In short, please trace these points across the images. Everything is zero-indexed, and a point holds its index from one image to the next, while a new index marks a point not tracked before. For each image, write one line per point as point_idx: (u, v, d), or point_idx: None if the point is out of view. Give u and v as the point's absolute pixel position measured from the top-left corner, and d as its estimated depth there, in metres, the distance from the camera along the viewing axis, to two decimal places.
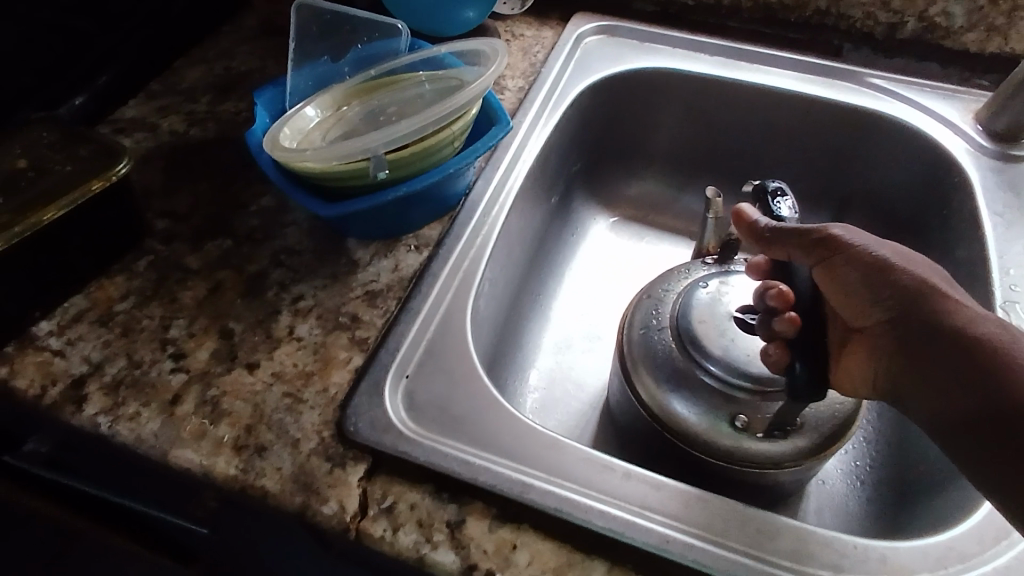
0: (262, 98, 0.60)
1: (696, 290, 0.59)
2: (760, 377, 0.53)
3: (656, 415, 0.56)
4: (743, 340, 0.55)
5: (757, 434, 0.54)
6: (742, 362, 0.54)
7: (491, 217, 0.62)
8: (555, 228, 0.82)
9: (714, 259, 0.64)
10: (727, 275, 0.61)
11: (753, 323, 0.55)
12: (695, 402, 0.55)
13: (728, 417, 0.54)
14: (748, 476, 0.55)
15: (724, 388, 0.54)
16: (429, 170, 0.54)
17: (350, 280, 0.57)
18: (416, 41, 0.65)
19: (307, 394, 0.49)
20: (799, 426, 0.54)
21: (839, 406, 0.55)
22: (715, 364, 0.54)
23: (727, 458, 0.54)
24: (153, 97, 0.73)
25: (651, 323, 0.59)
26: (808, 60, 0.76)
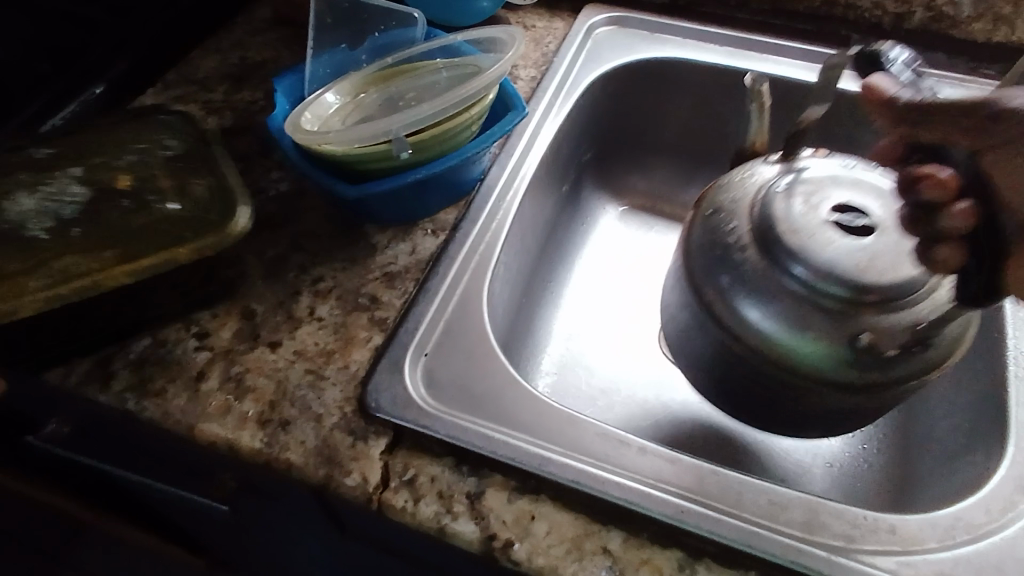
0: (282, 84, 0.61)
1: (777, 199, 0.49)
2: (876, 285, 0.44)
3: (744, 345, 0.47)
4: (845, 245, 0.46)
5: (888, 353, 0.43)
6: (848, 270, 0.45)
7: (506, 203, 0.63)
8: (566, 217, 0.83)
9: (778, 155, 0.53)
10: (800, 172, 0.51)
11: (851, 224, 0.47)
12: (802, 326, 0.45)
13: (848, 341, 0.44)
14: (859, 412, 0.47)
15: (832, 303, 0.45)
16: (448, 154, 0.55)
17: (368, 263, 0.58)
18: (432, 30, 0.67)
19: (328, 371, 0.50)
20: (937, 340, 0.44)
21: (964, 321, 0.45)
22: (817, 272, 0.45)
23: (846, 390, 0.45)
24: (171, 86, 0.75)
25: (728, 243, 0.49)
26: (817, 50, 0.77)
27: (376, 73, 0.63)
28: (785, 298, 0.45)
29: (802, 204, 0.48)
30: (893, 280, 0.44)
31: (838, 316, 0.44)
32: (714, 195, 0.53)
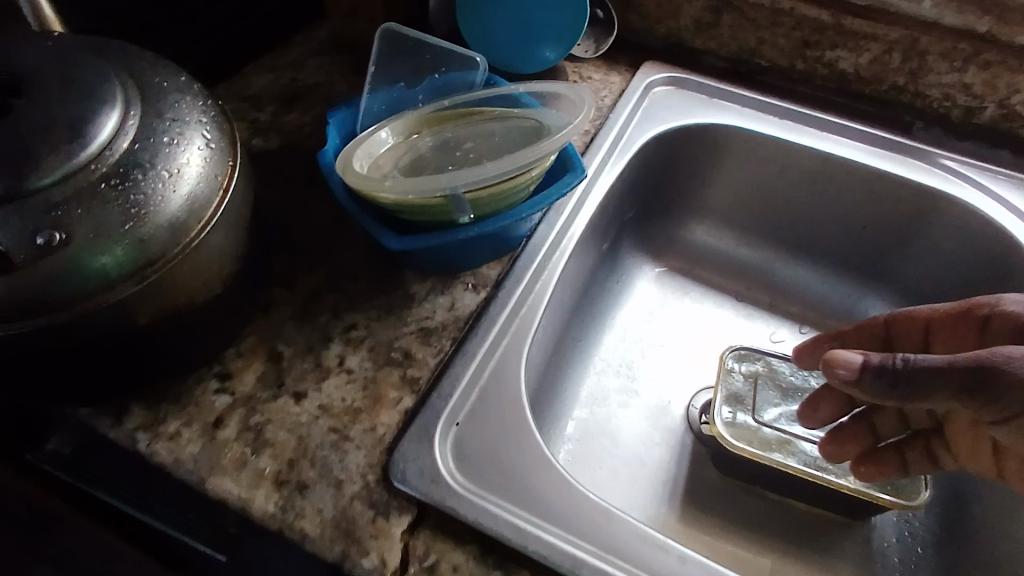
0: (335, 117, 0.59)
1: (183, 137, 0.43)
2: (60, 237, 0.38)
3: None
4: (112, 212, 0.40)
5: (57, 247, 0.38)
6: (101, 220, 0.39)
7: (551, 264, 0.60)
8: (601, 275, 0.81)
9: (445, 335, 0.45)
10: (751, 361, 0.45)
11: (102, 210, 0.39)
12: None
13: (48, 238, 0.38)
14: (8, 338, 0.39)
15: (97, 228, 0.39)
16: (502, 213, 0.51)
17: (405, 314, 0.55)
18: (492, 76, 0.64)
19: (353, 432, 0.47)
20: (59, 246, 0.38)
21: (130, 236, 0.40)
22: (115, 214, 0.40)
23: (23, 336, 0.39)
24: (217, 100, 0.73)
25: (135, 190, 0.40)
26: (876, 133, 0.75)
27: (430, 115, 0.61)
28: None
29: (158, 145, 0.42)
30: (178, 199, 0.42)
31: (6, 229, 0.38)
32: (163, 105, 0.44)
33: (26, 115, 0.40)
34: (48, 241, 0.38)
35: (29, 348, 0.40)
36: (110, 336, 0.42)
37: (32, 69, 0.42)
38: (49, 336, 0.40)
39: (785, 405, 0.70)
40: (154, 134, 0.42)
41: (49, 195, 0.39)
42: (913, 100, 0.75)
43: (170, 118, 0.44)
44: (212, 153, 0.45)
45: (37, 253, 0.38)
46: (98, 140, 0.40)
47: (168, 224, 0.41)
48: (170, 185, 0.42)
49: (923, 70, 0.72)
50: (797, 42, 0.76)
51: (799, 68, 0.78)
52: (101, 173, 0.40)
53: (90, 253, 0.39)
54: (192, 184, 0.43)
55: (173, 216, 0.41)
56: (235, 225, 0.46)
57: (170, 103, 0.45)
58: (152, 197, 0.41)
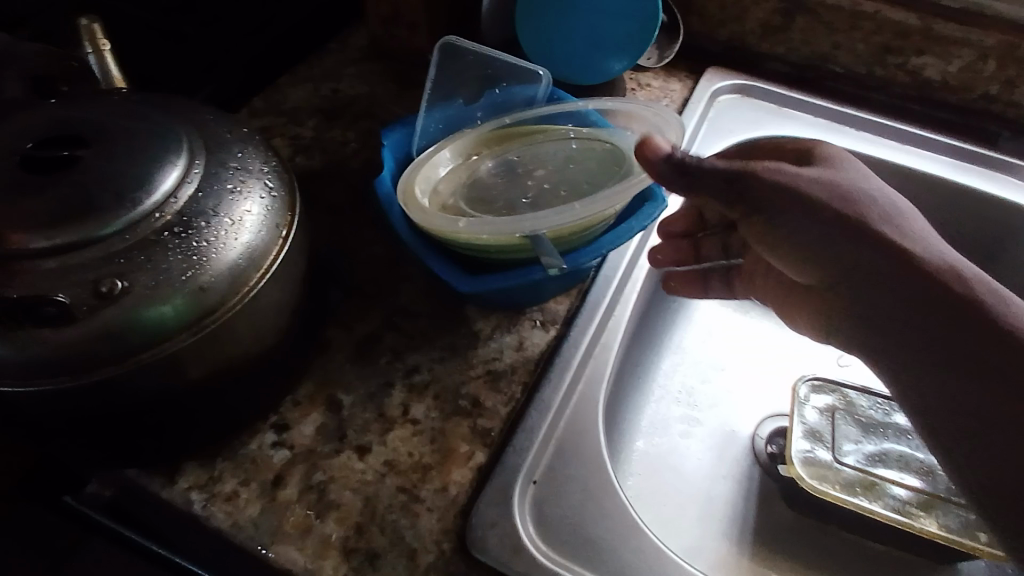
0: (389, 139, 0.55)
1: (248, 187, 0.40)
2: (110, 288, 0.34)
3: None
4: (169, 262, 0.35)
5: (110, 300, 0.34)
6: (156, 271, 0.35)
7: (625, 298, 0.56)
8: (661, 295, 0.76)
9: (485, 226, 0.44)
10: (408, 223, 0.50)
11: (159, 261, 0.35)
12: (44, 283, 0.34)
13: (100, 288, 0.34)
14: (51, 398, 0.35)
15: (152, 280, 0.35)
16: (581, 248, 0.47)
17: (470, 355, 0.51)
18: (555, 90, 0.60)
19: (424, 492, 0.43)
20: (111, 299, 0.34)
21: (186, 287, 0.36)
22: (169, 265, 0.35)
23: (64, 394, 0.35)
24: (256, 115, 0.69)
25: (195, 237, 0.36)
26: (962, 146, 0.70)
27: (487, 133, 0.57)
28: (41, 277, 0.34)
29: (221, 192, 0.38)
30: (240, 247, 0.38)
31: (65, 283, 0.34)
32: (229, 153, 0.41)
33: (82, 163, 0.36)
34: (108, 290, 0.34)
35: (86, 404, 0.36)
36: (162, 392, 0.37)
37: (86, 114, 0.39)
38: (102, 391, 0.35)
39: (865, 443, 0.66)
40: (217, 181, 0.39)
41: (110, 243, 0.35)
42: (1003, 110, 0.69)
43: (234, 167, 0.40)
44: (272, 201, 0.41)
45: (96, 304, 0.34)
46: (163, 188, 0.37)
47: (227, 274, 0.37)
48: (234, 234, 0.38)
49: (1021, 79, 0.66)
50: (877, 47, 0.70)
51: (878, 75, 0.72)
52: (161, 222, 0.36)
53: (147, 305, 0.34)
54: (253, 233, 0.38)
55: (232, 265, 0.37)
56: (292, 278, 0.42)
57: (233, 151, 0.41)
58: (212, 246, 0.37)
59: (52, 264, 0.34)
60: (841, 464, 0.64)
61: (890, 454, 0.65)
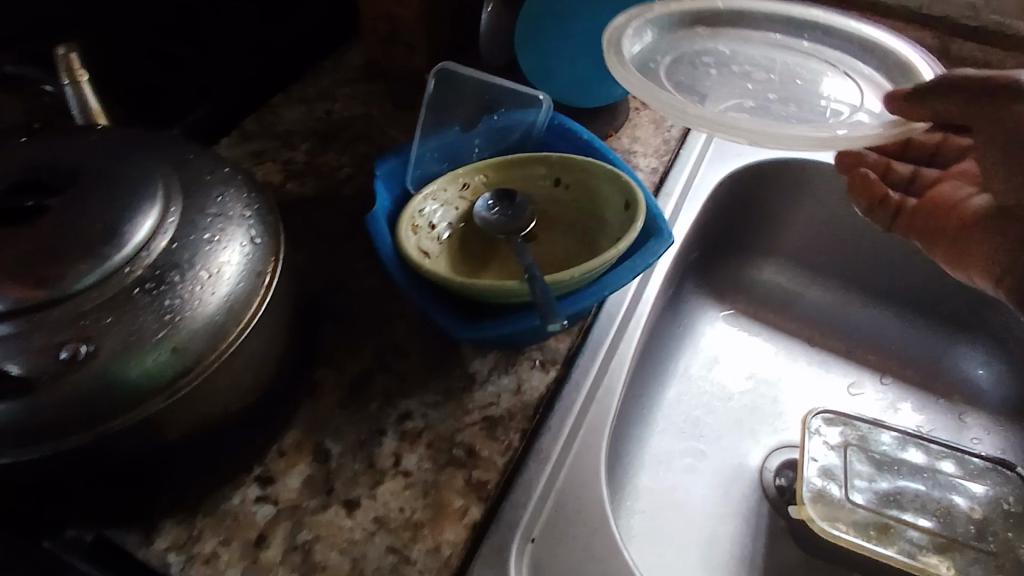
0: (382, 169, 0.52)
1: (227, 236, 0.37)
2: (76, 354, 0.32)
3: None
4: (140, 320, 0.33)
5: (76, 364, 0.32)
6: (127, 330, 0.33)
7: (627, 336, 0.53)
8: (666, 321, 0.74)
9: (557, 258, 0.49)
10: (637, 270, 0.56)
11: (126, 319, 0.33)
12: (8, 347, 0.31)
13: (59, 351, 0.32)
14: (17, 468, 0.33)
15: (120, 338, 0.32)
16: (581, 291, 0.45)
17: (465, 400, 0.48)
18: (557, 115, 0.57)
19: (415, 553, 0.41)
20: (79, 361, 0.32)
21: (160, 340, 0.33)
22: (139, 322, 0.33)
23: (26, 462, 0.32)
24: (247, 137, 0.66)
25: (168, 290, 0.34)
26: None
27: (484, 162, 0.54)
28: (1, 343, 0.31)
29: (200, 239, 0.36)
30: (218, 300, 0.35)
31: (25, 349, 0.31)
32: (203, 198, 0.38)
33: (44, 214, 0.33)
34: (73, 355, 0.32)
35: (56, 471, 0.34)
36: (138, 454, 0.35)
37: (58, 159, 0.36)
38: (72, 460, 0.33)
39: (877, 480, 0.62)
40: (193, 229, 0.36)
41: (77, 302, 0.32)
42: None
43: (212, 213, 0.38)
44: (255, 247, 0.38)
45: (60, 370, 0.31)
46: (133, 242, 0.34)
47: (204, 330, 0.34)
48: (210, 285, 0.35)
49: None
50: None
51: None
52: (133, 276, 0.34)
53: (118, 368, 0.32)
54: (232, 284, 0.36)
55: (209, 319, 0.35)
56: (275, 327, 0.39)
57: (213, 194, 0.39)
58: (188, 300, 0.34)
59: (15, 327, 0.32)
60: (851, 504, 0.60)
61: (904, 493, 0.61)
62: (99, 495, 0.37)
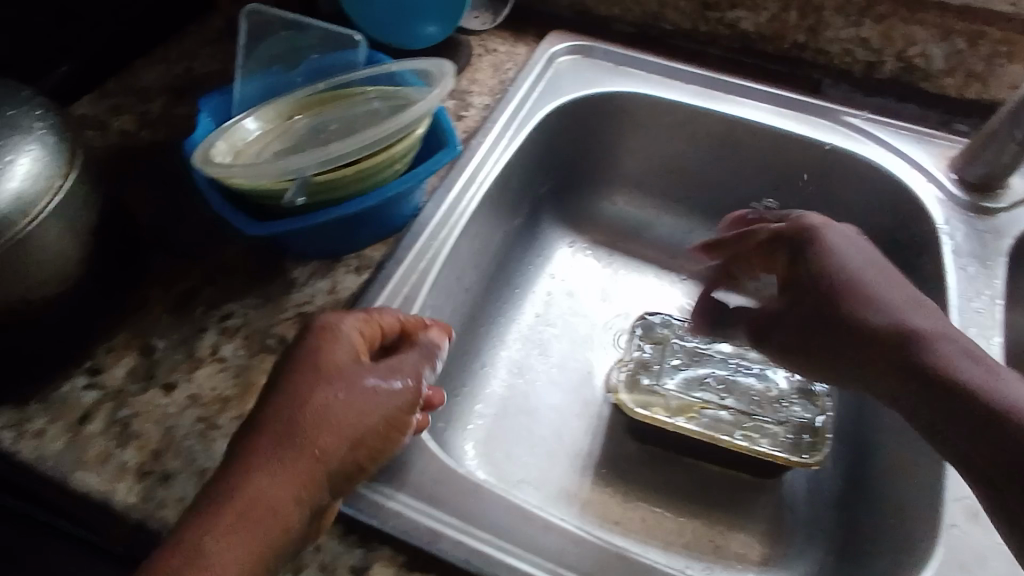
0: (207, 107, 0.58)
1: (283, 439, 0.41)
2: None
3: None
4: None
5: None
6: None
7: (439, 242, 0.60)
8: (517, 250, 0.81)
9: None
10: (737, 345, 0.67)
11: None
12: None
13: None
14: None
15: None
16: (368, 193, 0.52)
17: (283, 301, 0.55)
18: (375, 54, 0.63)
19: (221, 421, 0.47)
20: None
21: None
22: None
23: None
24: (107, 94, 0.71)
25: None
26: (778, 93, 0.75)
27: (306, 98, 0.60)
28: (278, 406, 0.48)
29: None
30: (5, 195, 0.40)
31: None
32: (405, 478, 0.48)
33: None
34: None
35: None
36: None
37: None
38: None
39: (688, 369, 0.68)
40: None
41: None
42: (814, 57, 0.74)
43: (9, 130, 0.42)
44: (46, 157, 0.43)
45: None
46: None
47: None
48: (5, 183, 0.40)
49: (822, 26, 0.71)
50: (697, 3, 0.75)
51: (703, 30, 0.77)
52: (56, 204, 0.43)
53: None
54: (22, 181, 0.41)
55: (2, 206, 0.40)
56: (70, 227, 0.44)
57: (6, 111, 0.43)
58: None
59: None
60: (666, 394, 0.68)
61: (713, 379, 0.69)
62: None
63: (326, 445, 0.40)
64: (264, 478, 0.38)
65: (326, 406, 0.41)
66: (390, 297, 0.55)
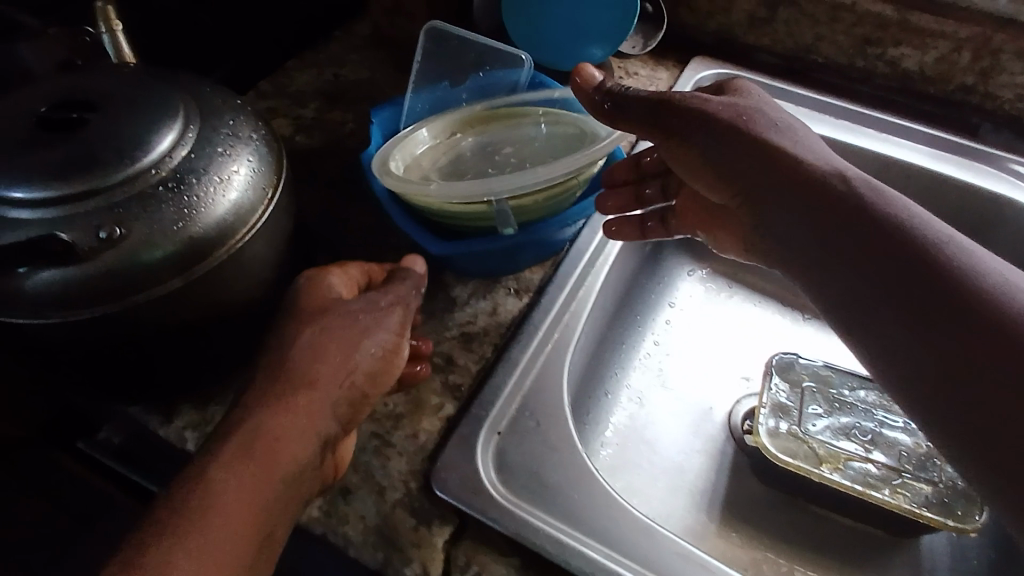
0: (378, 117, 0.59)
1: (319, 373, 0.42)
2: None
3: None
4: None
5: (182, 204, 0.39)
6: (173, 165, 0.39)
7: (597, 269, 0.59)
8: (643, 277, 0.80)
9: None
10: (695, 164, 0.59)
11: None
12: (44, 196, 0.37)
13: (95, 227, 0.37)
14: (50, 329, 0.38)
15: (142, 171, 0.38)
16: (547, 220, 0.51)
17: (447, 319, 0.54)
18: (537, 75, 0.62)
19: (395, 438, 0.47)
20: None
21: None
22: None
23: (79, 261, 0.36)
24: (263, 97, 0.73)
25: None
26: (939, 135, 0.72)
27: (473, 115, 0.60)
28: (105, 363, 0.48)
29: None
30: (228, 203, 0.41)
31: (70, 227, 0.37)
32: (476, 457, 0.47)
33: (110, 136, 0.39)
34: (110, 235, 0.37)
35: (63, 341, 0.39)
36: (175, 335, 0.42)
37: (111, 91, 0.42)
38: (106, 330, 0.39)
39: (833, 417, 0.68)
40: (209, 146, 0.41)
41: (115, 194, 0.38)
42: (981, 101, 0.71)
43: (224, 133, 0.43)
44: (261, 167, 0.43)
45: (97, 248, 0.37)
46: (158, 149, 0.39)
47: (216, 223, 0.40)
48: (220, 184, 0.41)
49: (995, 70, 0.68)
50: (858, 39, 0.72)
51: (859, 66, 0.74)
52: (269, 211, 0.43)
53: None
54: (240, 191, 0.41)
55: (221, 218, 0.40)
56: (276, 238, 0.44)
57: (225, 119, 0.44)
58: (204, 200, 0.40)
59: (47, 276, 0.37)
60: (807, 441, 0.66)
61: (855, 429, 0.67)
62: (124, 365, 0.42)
63: (319, 369, 0.41)
64: (272, 411, 0.40)
65: (318, 345, 0.42)
66: (554, 323, 0.54)
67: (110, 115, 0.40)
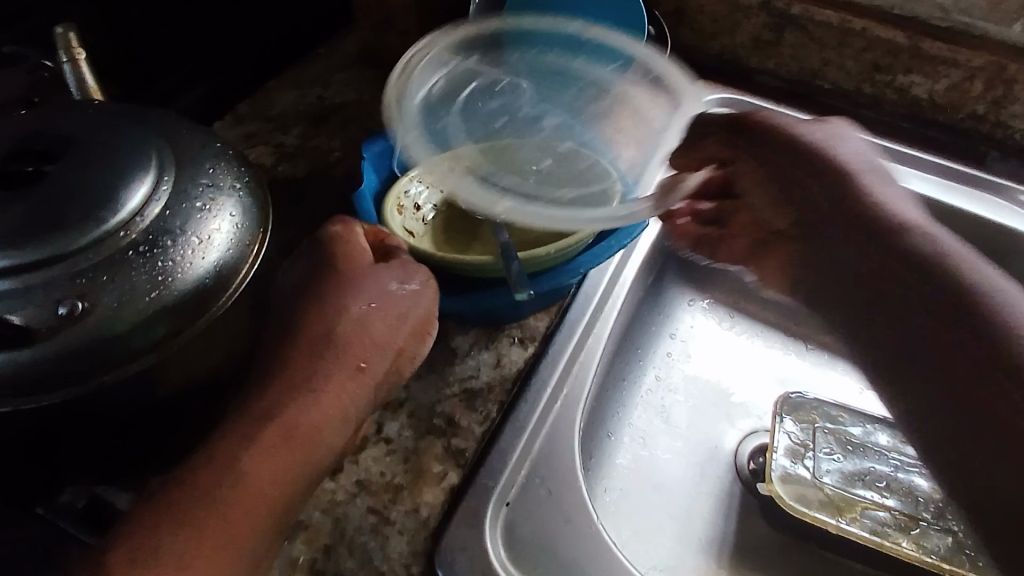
0: (371, 150, 0.55)
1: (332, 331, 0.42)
2: None
3: None
4: None
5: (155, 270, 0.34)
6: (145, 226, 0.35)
7: (605, 314, 0.55)
8: (645, 308, 0.76)
9: None
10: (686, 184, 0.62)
11: None
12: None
13: (52, 301, 0.32)
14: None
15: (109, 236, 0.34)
16: (559, 269, 0.49)
17: (447, 372, 0.50)
18: None
19: (394, 513, 0.43)
20: None
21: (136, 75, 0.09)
22: None
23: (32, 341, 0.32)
24: (241, 121, 0.68)
25: None
26: (950, 165, 0.69)
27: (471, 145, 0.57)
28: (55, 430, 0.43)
29: None
30: (209, 266, 0.36)
31: (24, 302, 0.32)
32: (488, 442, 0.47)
33: (71, 191, 0.34)
34: (70, 311, 0.32)
35: (19, 420, 0.35)
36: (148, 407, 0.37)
37: (72, 135, 0.37)
38: (69, 410, 0.34)
39: (846, 461, 0.65)
40: (186, 200, 0.36)
41: (78, 260, 0.33)
42: (992, 130, 0.69)
43: (203, 183, 0.38)
44: (245, 221, 0.38)
45: (57, 325, 0.32)
46: (128, 207, 0.34)
47: (193, 290, 0.35)
48: (200, 245, 0.36)
49: (1008, 99, 0.66)
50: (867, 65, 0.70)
51: (867, 92, 0.72)
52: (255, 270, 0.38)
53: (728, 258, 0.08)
54: (222, 251, 0.37)
55: (198, 283, 0.35)
56: None
57: (204, 167, 0.39)
58: (181, 264, 0.35)
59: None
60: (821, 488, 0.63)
61: (868, 473, 0.65)
62: (87, 444, 0.37)
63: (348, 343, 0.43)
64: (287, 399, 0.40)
65: (355, 318, 0.43)
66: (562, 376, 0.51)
67: (72, 165, 0.35)
